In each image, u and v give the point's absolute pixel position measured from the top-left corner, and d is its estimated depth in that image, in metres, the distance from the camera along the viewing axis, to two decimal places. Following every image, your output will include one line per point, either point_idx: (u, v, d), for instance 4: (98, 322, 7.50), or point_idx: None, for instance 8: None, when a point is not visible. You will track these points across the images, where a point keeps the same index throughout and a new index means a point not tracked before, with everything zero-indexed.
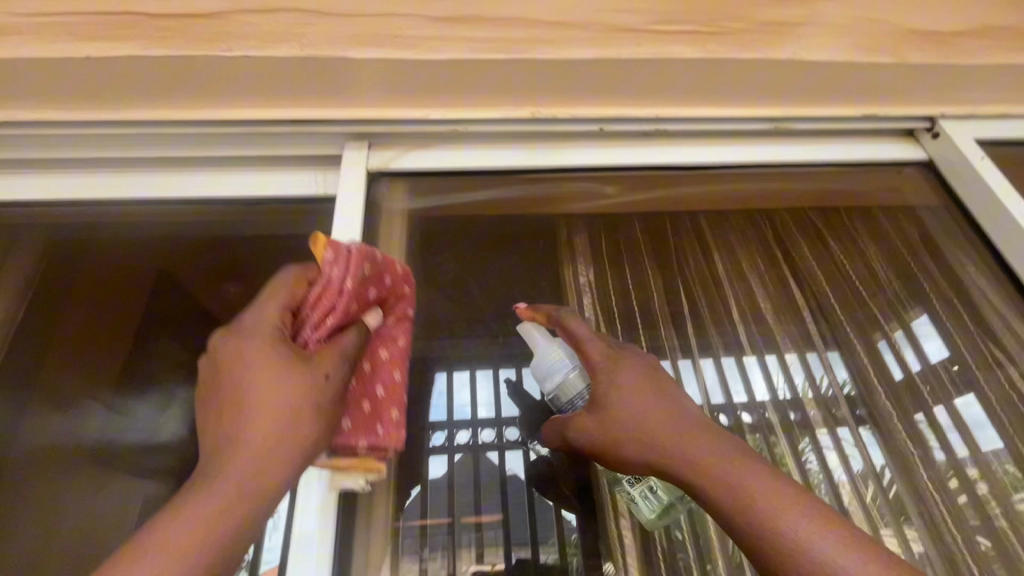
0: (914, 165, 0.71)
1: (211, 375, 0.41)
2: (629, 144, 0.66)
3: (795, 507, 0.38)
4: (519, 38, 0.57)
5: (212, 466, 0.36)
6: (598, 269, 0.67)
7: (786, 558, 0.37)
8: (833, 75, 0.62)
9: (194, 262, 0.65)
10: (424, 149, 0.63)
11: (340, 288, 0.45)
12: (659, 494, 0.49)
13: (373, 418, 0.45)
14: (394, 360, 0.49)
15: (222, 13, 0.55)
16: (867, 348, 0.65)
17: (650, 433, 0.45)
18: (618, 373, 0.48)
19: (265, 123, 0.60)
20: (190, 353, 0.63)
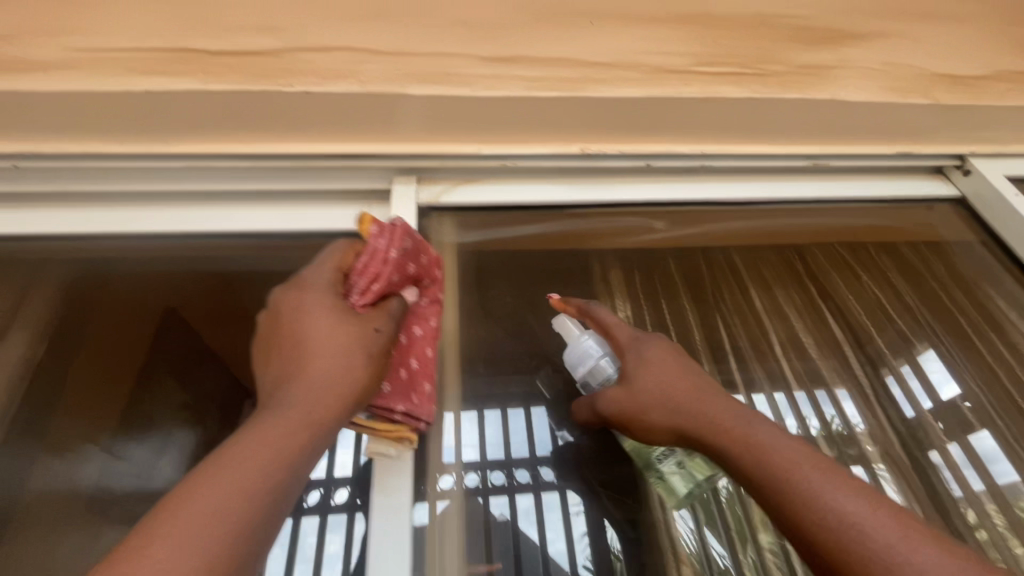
0: (946, 202, 0.73)
1: (273, 330, 0.45)
2: (672, 181, 0.67)
3: (808, 459, 0.42)
4: (571, 78, 0.59)
5: (268, 410, 0.39)
6: (635, 306, 0.69)
7: (799, 501, 0.40)
8: (874, 113, 0.64)
9: (228, 299, 0.64)
10: (472, 184, 0.63)
11: (386, 257, 0.49)
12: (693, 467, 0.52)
13: (408, 385, 0.48)
14: (429, 335, 0.52)
15: (283, 52, 0.58)
16: (874, 384, 0.66)
17: (675, 396, 0.49)
18: (648, 351, 0.52)
19: (313, 157, 0.60)
20: (191, 395, 0.61)
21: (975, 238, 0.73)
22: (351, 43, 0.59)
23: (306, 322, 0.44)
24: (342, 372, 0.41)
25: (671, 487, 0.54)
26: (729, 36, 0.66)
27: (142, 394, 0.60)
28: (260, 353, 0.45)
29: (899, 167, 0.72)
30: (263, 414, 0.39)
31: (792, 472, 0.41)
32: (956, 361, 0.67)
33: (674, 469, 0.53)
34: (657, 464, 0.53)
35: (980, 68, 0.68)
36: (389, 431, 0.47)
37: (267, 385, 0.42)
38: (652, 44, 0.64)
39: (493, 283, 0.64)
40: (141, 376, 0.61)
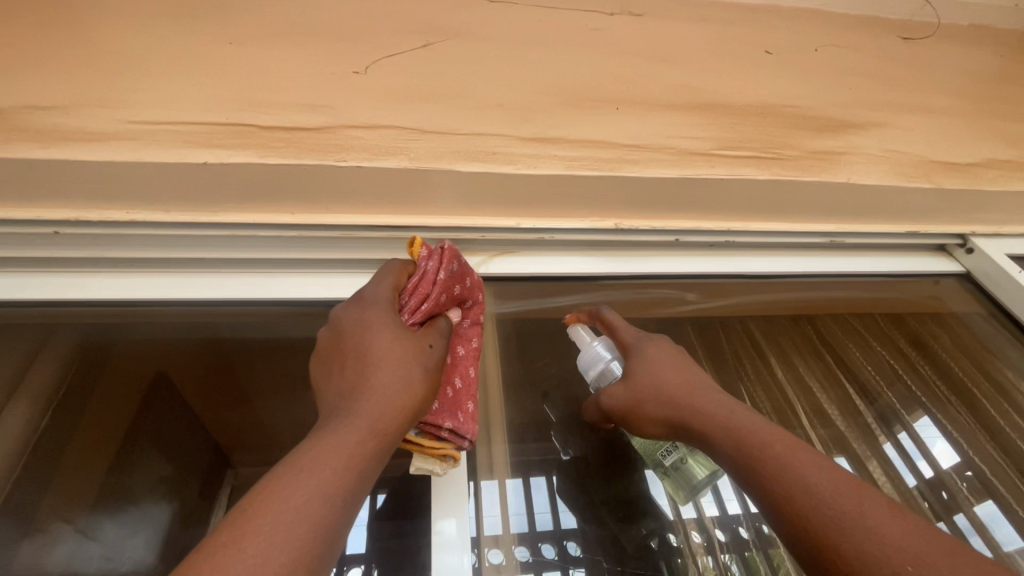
0: (950, 277, 0.77)
1: (334, 344, 0.47)
2: (697, 256, 0.70)
3: (799, 453, 0.41)
4: (607, 157, 0.62)
5: (337, 418, 0.40)
6: None
7: (787, 486, 0.40)
8: (883, 197, 0.68)
9: (261, 366, 0.67)
10: (508, 255, 0.65)
11: (434, 279, 0.50)
12: (693, 462, 0.54)
13: (454, 403, 0.50)
14: (470, 355, 0.53)
15: (330, 127, 0.60)
16: (876, 452, 0.67)
17: (671, 389, 0.50)
18: (647, 349, 0.54)
19: (358, 228, 0.61)
20: (173, 466, 0.60)
21: (980, 310, 0.76)
22: (399, 123, 0.62)
23: (369, 336, 0.45)
24: (403, 386, 0.42)
25: (677, 483, 0.55)
26: (745, 125, 0.71)
27: (121, 465, 0.58)
28: (322, 369, 0.47)
29: (905, 244, 0.76)
30: (333, 422, 0.39)
31: (763, 447, 0.42)
32: (958, 426, 0.68)
33: (679, 465, 0.54)
34: (662, 460, 0.55)
35: (971, 157, 0.75)
36: (434, 448, 0.48)
37: (331, 398, 0.43)
38: (677, 129, 0.68)
39: (535, 351, 0.65)
40: (124, 443, 0.60)
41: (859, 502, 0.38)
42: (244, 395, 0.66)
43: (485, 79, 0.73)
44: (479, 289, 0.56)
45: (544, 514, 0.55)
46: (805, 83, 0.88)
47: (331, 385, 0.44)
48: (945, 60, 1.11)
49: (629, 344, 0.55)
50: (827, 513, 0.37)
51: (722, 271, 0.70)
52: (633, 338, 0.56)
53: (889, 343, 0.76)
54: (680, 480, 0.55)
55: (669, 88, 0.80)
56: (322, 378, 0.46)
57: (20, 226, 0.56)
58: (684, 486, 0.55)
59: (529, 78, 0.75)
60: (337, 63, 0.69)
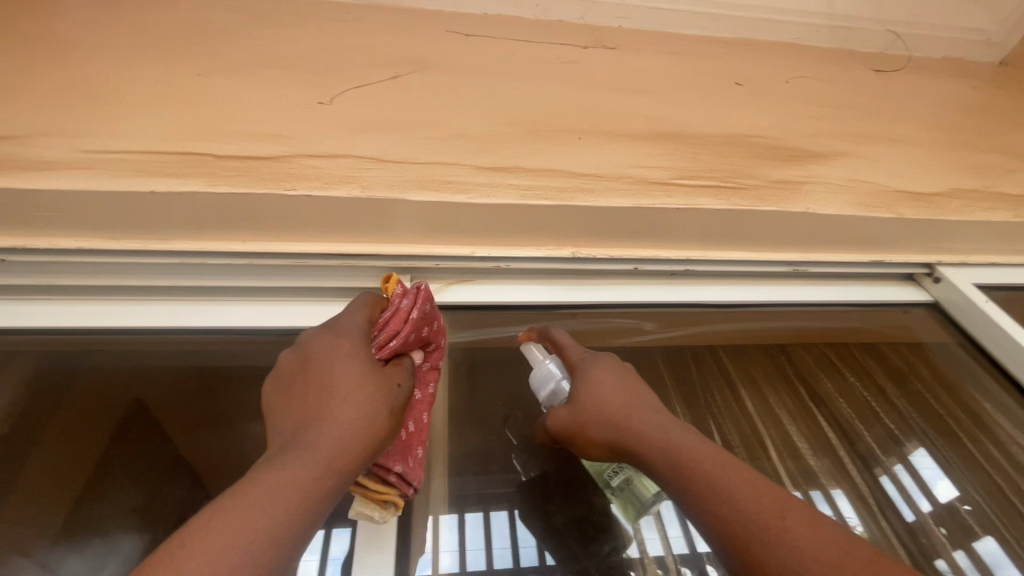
0: (920, 308, 0.76)
1: (297, 367, 0.45)
2: (661, 285, 0.68)
3: (724, 472, 0.41)
4: (563, 186, 0.62)
5: (295, 450, 0.38)
6: None
7: (716, 504, 0.40)
8: (845, 226, 0.68)
9: (219, 394, 0.64)
10: (465, 283, 0.64)
11: (406, 316, 0.50)
12: (640, 483, 0.54)
13: (406, 447, 0.48)
14: (426, 400, 0.52)
15: (287, 157, 0.60)
16: (871, 486, 0.65)
17: (610, 410, 0.49)
18: (594, 369, 0.53)
19: (310, 256, 0.60)
20: (144, 496, 0.58)
21: (952, 340, 0.74)
22: (357, 153, 0.63)
23: (337, 366, 0.44)
24: (367, 423, 0.41)
25: (625, 502, 0.56)
26: (706, 155, 0.72)
27: (89, 495, 0.57)
28: (281, 392, 0.45)
29: (872, 273, 0.75)
30: (290, 455, 0.38)
31: (696, 468, 0.42)
32: (947, 461, 0.66)
33: (625, 484, 0.55)
34: (610, 480, 0.55)
35: (935, 188, 0.75)
36: (379, 493, 0.45)
37: (289, 426, 0.41)
38: (636, 159, 0.69)
39: (491, 383, 0.64)
40: (94, 471, 0.58)
41: (782, 517, 0.37)
42: (198, 422, 0.63)
43: (450, 110, 0.75)
44: (442, 334, 0.56)
45: (530, 549, 0.54)
46: (772, 116, 0.89)
47: (290, 408, 0.43)
48: (917, 91, 1.12)
49: (576, 363, 0.55)
50: (754, 531, 0.37)
51: (684, 301, 0.68)
52: (580, 357, 0.55)
53: (862, 374, 0.75)
54: (627, 499, 0.55)
55: (634, 119, 0.81)
56: (281, 399, 0.44)
57: None
58: (633, 506, 0.55)
59: (494, 109, 0.76)
60: (304, 98, 0.71)
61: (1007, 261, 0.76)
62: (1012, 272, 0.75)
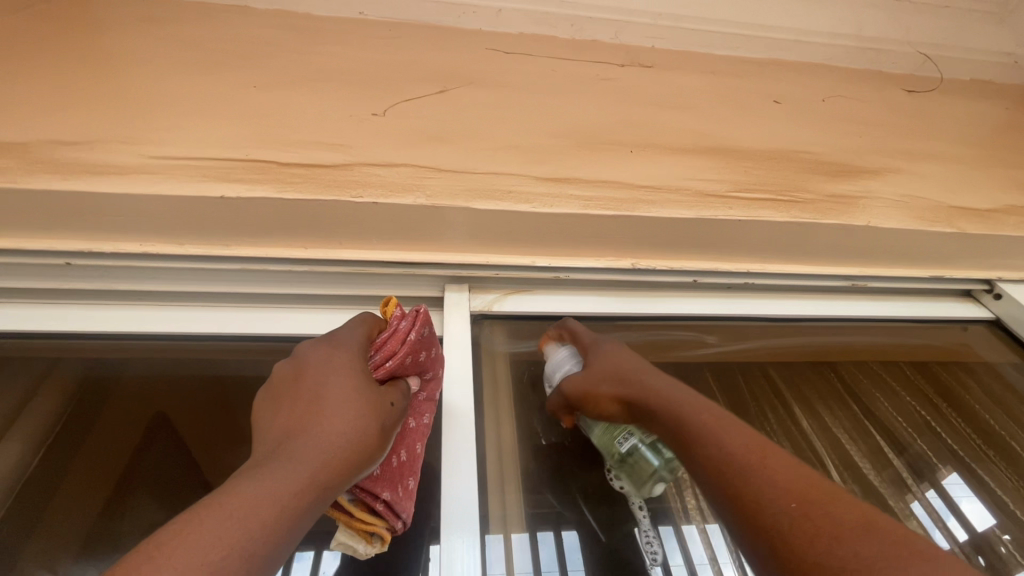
0: (980, 323, 0.74)
1: (288, 378, 0.44)
2: (716, 298, 0.67)
3: (720, 424, 0.42)
4: (623, 197, 0.62)
5: (277, 460, 0.36)
6: None
7: (704, 441, 0.41)
8: (904, 241, 0.66)
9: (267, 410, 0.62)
10: (520, 294, 0.64)
11: (402, 338, 0.48)
12: (648, 451, 0.51)
13: (397, 475, 0.46)
14: (420, 428, 0.49)
15: (346, 165, 0.60)
16: (902, 510, 0.62)
17: (624, 374, 0.49)
18: (606, 345, 0.54)
19: (368, 264, 0.59)
20: (165, 512, 0.56)
21: (1014, 359, 0.72)
22: (417, 163, 0.63)
23: (330, 377, 0.42)
24: (355, 437, 0.39)
25: (632, 473, 0.52)
26: (758, 171, 0.72)
27: (113, 513, 0.56)
28: (266, 403, 0.43)
29: (930, 289, 0.73)
30: (271, 464, 0.36)
31: (705, 432, 0.41)
32: (985, 487, 0.63)
33: (633, 453, 0.52)
34: (618, 448, 0.52)
35: (989, 205, 0.74)
36: (365, 524, 0.43)
37: (271, 436, 0.39)
38: (690, 173, 0.69)
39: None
40: (116, 490, 0.57)
41: (763, 455, 0.39)
42: (231, 439, 0.61)
43: (501, 124, 0.75)
44: (439, 360, 0.53)
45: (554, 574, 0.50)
46: (814, 133, 0.90)
47: (273, 417, 0.41)
48: (953, 111, 1.13)
49: (587, 342, 0.55)
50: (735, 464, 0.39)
51: (741, 315, 0.67)
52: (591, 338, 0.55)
53: (909, 385, 0.72)
54: (634, 471, 0.52)
55: (680, 135, 0.81)
56: (263, 411, 0.42)
57: (32, 256, 0.56)
58: (640, 477, 0.52)
59: (543, 124, 0.77)
60: (360, 111, 0.73)
61: None
62: None
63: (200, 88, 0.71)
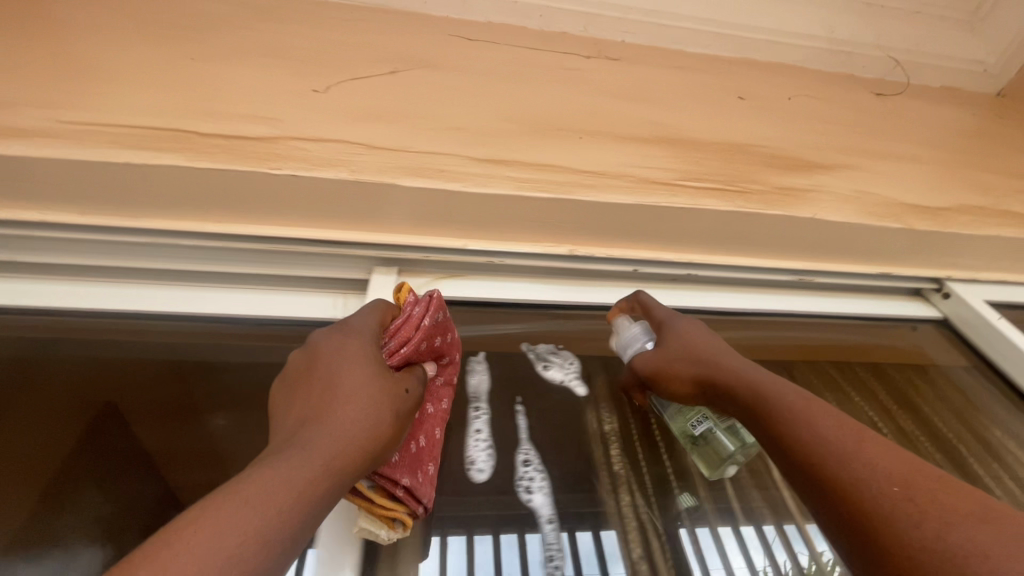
0: (927, 323, 0.71)
1: (304, 364, 0.42)
2: (659, 288, 0.65)
3: (820, 409, 0.42)
4: (563, 181, 0.60)
5: (293, 447, 0.34)
6: (622, 415, 0.59)
7: (792, 419, 0.42)
8: (850, 235, 0.64)
9: (206, 391, 0.57)
10: (453, 278, 0.61)
11: (418, 323, 0.47)
12: (735, 435, 0.53)
13: (415, 460, 0.44)
14: (440, 414, 0.49)
15: (270, 138, 0.57)
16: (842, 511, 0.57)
17: (698, 355, 0.51)
18: (682, 323, 0.54)
19: (290, 241, 0.56)
20: (113, 505, 0.49)
21: (965, 362, 0.69)
22: (349, 139, 0.60)
23: (343, 365, 0.40)
24: (372, 424, 0.38)
25: (705, 457, 0.54)
26: (709, 162, 0.70)
27: (51, 506, 0.48)
28: (281, 390, 0.41)
29: (879, 287, 0.71)
30: (287, 451, 0.33)
31: (797, 416, 0.42)
32: None
33: (709, 436, 0.53)
34: (692, 429, 0.53)
35: (941, 203, 0.72)
36: (384, 509, 0.41)
37: (286, 425, 0.37)
38: (639, 161, 0.67)
39: (478, 383, 0.58)
40: (58, 479, 0.49)
41: (862, 437, 0.38)
42: (183, 409, 0.56)
43: (449, 107, 0.73)
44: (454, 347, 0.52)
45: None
46: (775, 129, 0.88)
47: (288, 404, 0.39)
48: (919, 115, 1.12)
49: (661, 321, 0.56)
50: (835, 448, 0.38)
51: (684, 307, 0.64)
52: (665, 316, 0.56)
53: (864, 385, 0.68)
54: (709, 453, 0.53)
55: (637, 124, 0.79)
56: (278, 396, 0.41)
57: None
58: (714, 461, 0.54)
59: (495, 109, 0.75)
60: (301, 88, 0.70)
61: None
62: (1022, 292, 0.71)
63: (130, 57, 0.68)
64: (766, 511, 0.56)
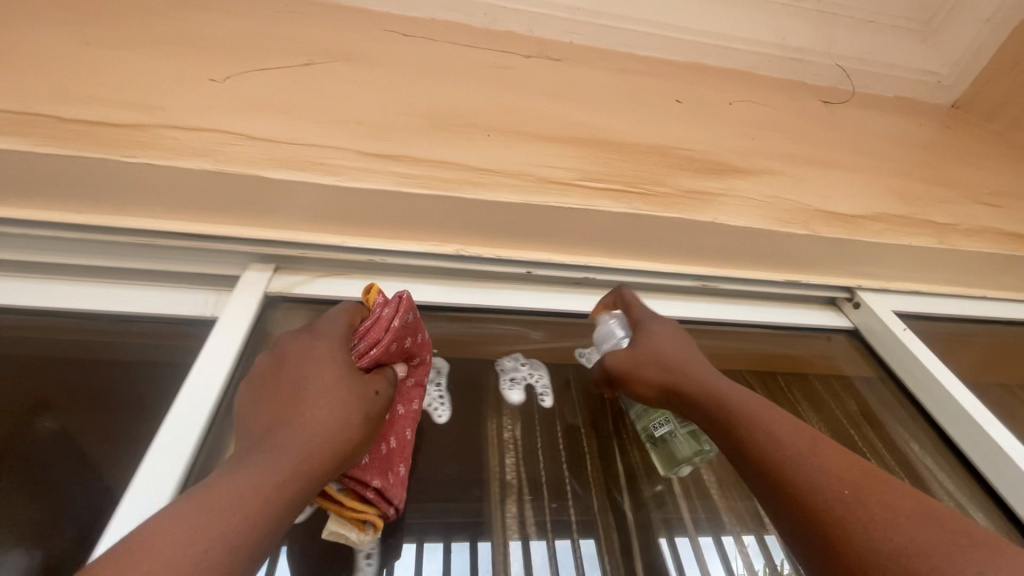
0: (842, 333, 0.69)
1: (270, 368, 0.43)
2: (558, 292, 0.63)
3: (779, 415, 0.44)
4: (451, 178, 0.57)
5: (261, 453, 0.35)
6: (525, 424, 0.58)
7: (754, 421, 0.43)
8: (757, 240, 0.63)
9: (100, 376, 0.53)
10: (333, 277, 0.57)
11: (387, 325, 0.46)
12: (699, 438, 0.53)
13: (386, 462, 0.45)
14: (410, 416, 0.49)
15: (141, 126, 0.55)
16: (743, 528, 0.55)
17: (670, 357, 0.49)
18: (657, 322, 0.53)
19: (155, 234, 0.53)
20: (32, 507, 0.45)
21: (874, 374, 0.67)
22: (230, 130, 0.57)
23: (312, 368, 0.41)
24: (340, 428, 0.38)
25: (664, 456, 0.54)
26: (620, 163, 0.68)
27: None
28: (250, 393, 0.42)
29: (793, 296, 0.69)
30: (255, 457, 0.34)
31: (752, 424, 0.43)
32: None
33: (668, 437, 0.53)
34: (653, 429, 0.54)
35: (856, 211, 0.71)
36: (355, 512, 0.42)
37: (254, 430, 0.38)
38: (543, 161, 0.65)
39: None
40: None
41: (814, 444, 0.41)
42: (48, 405, 0.50)
43: (355, 101, 0.70)
44: (427, 348, 0.52)
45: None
46: (706, 134, 0.86)
47: (254, 409, 0.40)
48: (864, 123, 1.11)
49: (636, 321, 0.54)
50: (785, 454, 0.40)
51: (584, 311, 0.62)
52: (641, 316, 0.54)
53: (780, 398, 0.65)
54: (667, 454, 0.54)
55: (557, 124, 0.77)
56: (244, 401, 0.41)
57: None
58: (670, 461, 0.54)
59: (404, 105, 0.72)
60: (195, 76, 0.67)
61: (943, 291, 0.71)
62: (934, 302, 0.70)
63: (19, 42, 0.65)
64: (667, 526, 0.53)
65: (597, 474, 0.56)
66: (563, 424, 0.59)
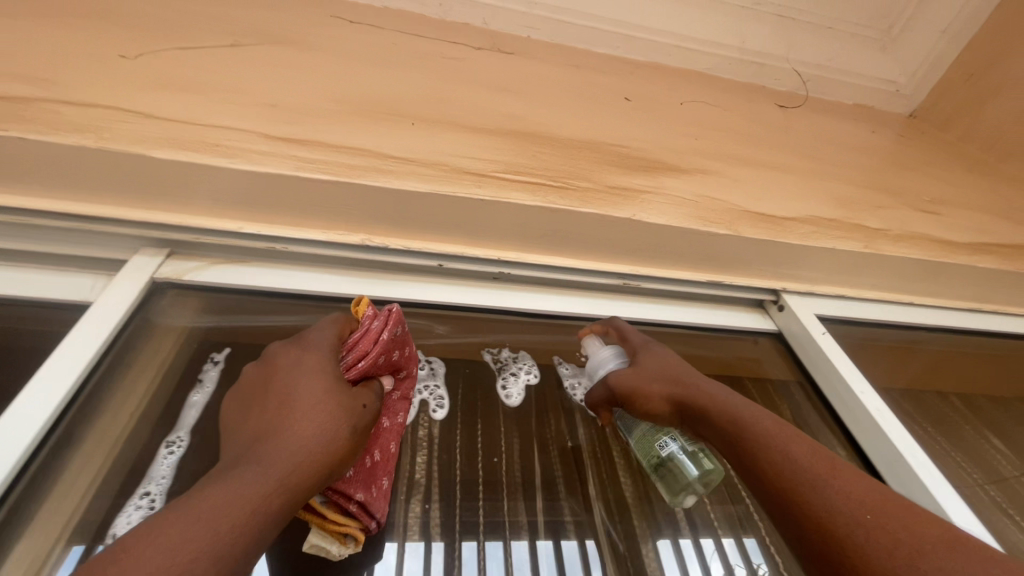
0: (767, 336, 0.69)
1: (258, 381, 0.42)
2: (474, 286, 0.61)
3: (793, 438, 0.44)
4: (353, 165, 0.55)
5: (246, 464, 0.34)
6: (446, 422, 0.56)
7: (768, 444, 0.44)
8: (679, 238, 0.61)
9: None
10: (228, 265, 0.55)
11: (376, 337, 0.45)
12: (705, 459, 0.49)
13: (370, 475, 0.44)
14: (396, 429, 0.47)
15: (25, 100, 0.52)
16: (673, 530, 0.53)
17: (673, 377, 0.51)
18: (657, 348, 0.56)
19: (33, 214, 0.50)
20: None
21: (794, 378, 0.66)
22: (125, 107, 0.55)
23: (303, 380, 0.40)
24: (327, 440, 0.37)
25: (670, 483, 0.50)
26: (546, 156, 0.67)
27: None
28: (238, 405, 0.41)
29: (719, 297, 0.68)
30: (240, 468, 0.33)
31: (764, 446, 0.43)
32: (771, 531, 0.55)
33: (673, 461, 0.49)
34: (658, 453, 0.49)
35: (787, 213, 0.70)
36: (337, 525, 0.41)
37: (240, 442, 0.37)
38: (463, 151, 0.63)
39: (203, 379, 0.52)
40: None
41: (832, 467, 0.41)
42: None
43: (274, 83, 0.67)
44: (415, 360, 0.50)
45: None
46: (648, 132, 0.85)
47: (242, 422, 0.39)
48: (819, 127, 1.10)
49: (636, 345, 0.57)
50: (804, 475, 0.41)
51: (500, 307, 0.61)
52: (640, 340, 0.57)
53: None
54: (671, 479, 0.49)
55: (490, 115, 0.75)
56: (230, 414, 0.40)
57: None
58: (676, 486, 0.49)
59: (327, 89, 0.69)
60: (102, 51, 0.64)
61: (871, 296, 0.71)
62: (859, 307, 0.70)
63: None
64: (581, 527, 0.51)
65: (511, 474, 0.54)
66: (480, 423, 0.57)
